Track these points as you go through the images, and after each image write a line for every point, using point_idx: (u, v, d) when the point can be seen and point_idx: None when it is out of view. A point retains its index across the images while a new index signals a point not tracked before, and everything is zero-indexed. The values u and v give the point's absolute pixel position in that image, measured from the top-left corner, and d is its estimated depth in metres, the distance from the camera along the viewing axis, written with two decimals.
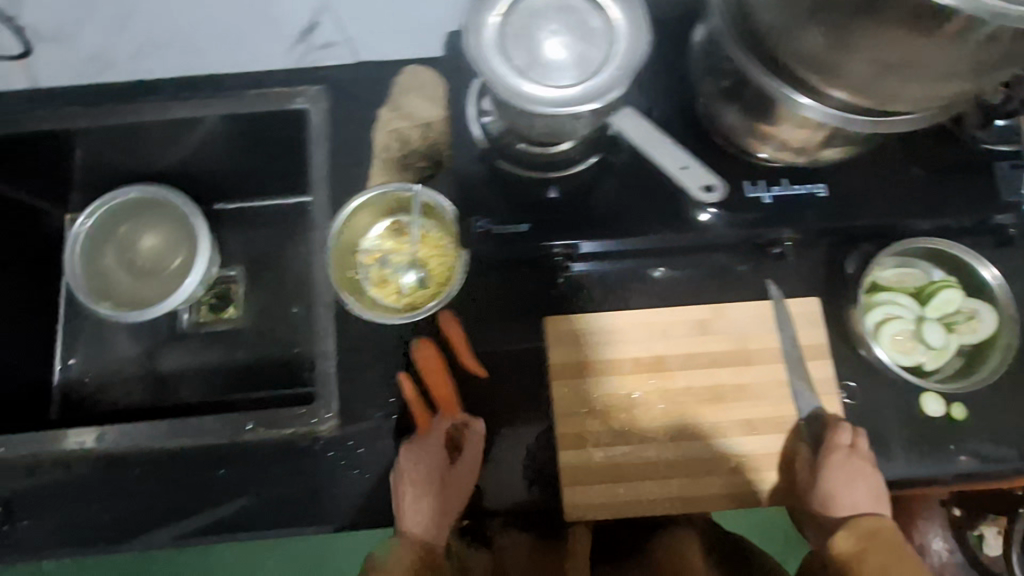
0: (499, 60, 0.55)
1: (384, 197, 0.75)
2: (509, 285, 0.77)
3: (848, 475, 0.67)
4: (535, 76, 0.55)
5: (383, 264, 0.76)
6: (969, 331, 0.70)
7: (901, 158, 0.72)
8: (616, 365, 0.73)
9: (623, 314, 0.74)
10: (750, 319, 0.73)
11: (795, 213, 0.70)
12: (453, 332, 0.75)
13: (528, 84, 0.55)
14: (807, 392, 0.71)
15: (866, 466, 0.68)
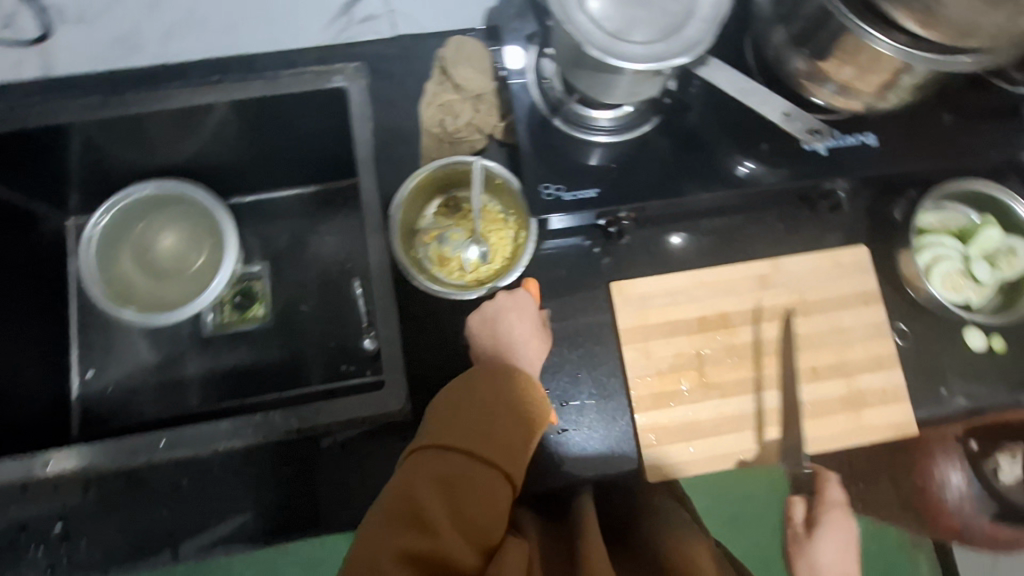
0: (582, 15, 0.56)
1: (444, 172, 0.73)
2: (566, 257, 0.78)
3: (834, 546, 0.69)
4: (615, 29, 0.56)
5: (444, 242, 0.74)
6: (1011, 266, 0.73)
7: (935, 112, 0.76)
8: (683, 326, 0.74)
9: (686, 275, 0.75)
10: (804, 272, 0.76)
11: (848, 162, 0.72)
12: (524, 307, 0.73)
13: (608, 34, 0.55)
14: (864, 335, 0.75)
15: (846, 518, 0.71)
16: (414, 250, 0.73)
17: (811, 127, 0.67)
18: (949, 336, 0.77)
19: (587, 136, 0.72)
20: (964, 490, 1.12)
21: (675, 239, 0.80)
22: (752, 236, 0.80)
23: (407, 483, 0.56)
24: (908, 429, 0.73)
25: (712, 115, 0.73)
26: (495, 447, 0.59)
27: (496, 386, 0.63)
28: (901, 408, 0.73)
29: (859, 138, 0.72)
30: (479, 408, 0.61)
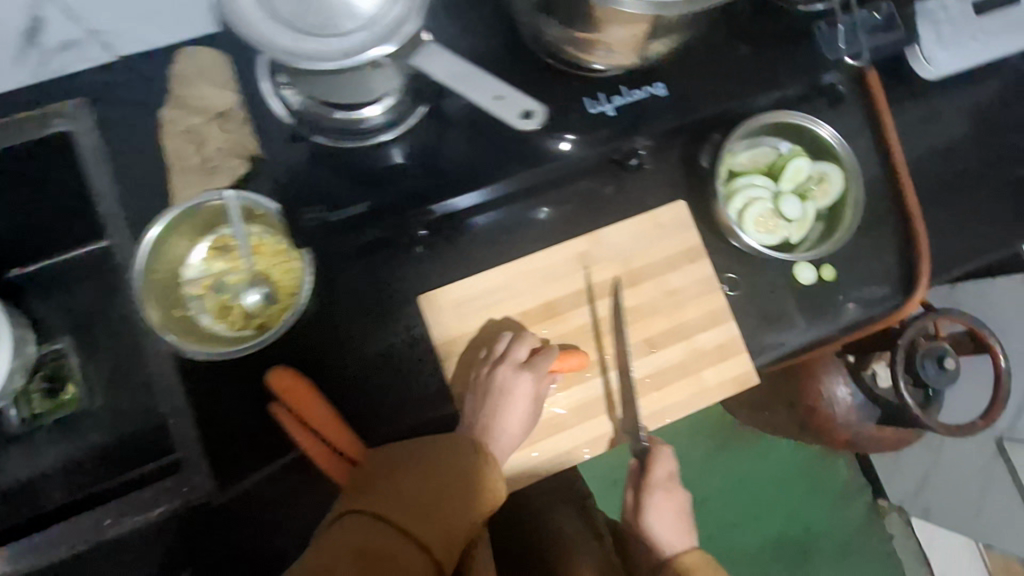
0: (254, 14, 0.45)
1: (194, 214, 0.64)
2: (369, 273, 0.71)
3: (660, 517, 0.73)
4: (298, 30, 0.46)
5: (219, 291, 0.67)
6: (821, 195, 0.72)
7: (735, 47, 0.70)
8: (506, 325, 0.69)
9: (497, 272, 0.69)
10: (625, 240, 0.71)
11: (642, 118, 0.67)
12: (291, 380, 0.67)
13: (291, 38, 0.46)
14: (694, 294, 0.72)
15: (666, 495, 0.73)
16: (183, 309, 0.65)
17: (518, 111, 0.50)
18: (781, 275, 0.75)
19: (364, 141, 0.62)
20: (848, 401, 1.15)
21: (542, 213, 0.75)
22: (568, 209, 0.75)
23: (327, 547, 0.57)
24: (749, 380, 0.71)
25: None
26: (433, 524, 0.61)
27: (466, 471, 0.64)
28: (739, 359, 0.71)
29: (648, 90, 0.67)
30: (423, 487, 0.63)
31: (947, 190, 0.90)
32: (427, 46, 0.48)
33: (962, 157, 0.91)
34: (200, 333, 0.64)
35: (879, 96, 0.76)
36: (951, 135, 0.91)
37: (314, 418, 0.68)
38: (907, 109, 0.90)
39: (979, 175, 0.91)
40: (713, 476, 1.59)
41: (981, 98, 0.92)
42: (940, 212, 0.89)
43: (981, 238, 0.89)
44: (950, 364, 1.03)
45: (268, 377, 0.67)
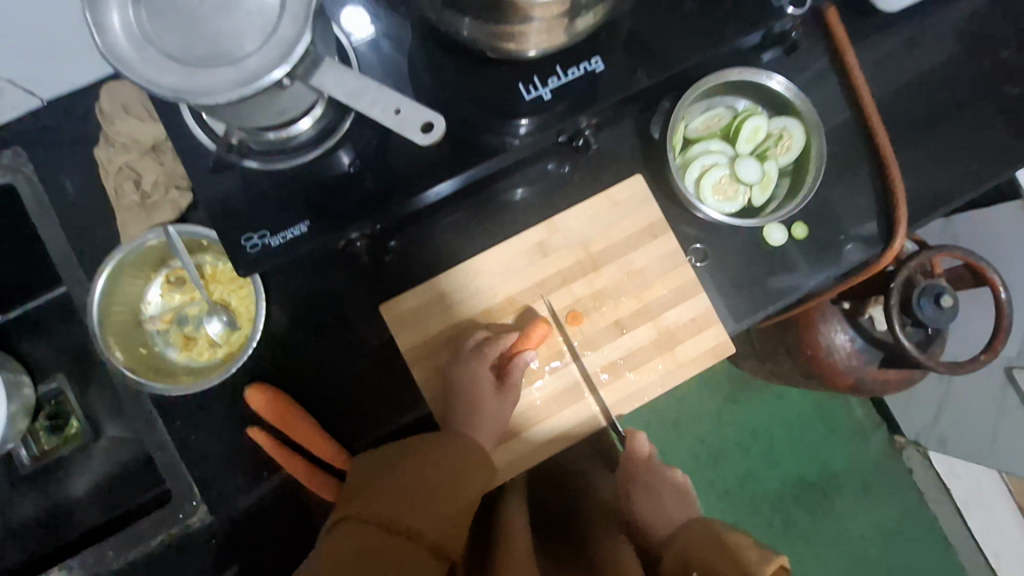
0: (140, 60, 0.44)
1: (145, 251, 0.64)
2: (326, 285, 0.68)
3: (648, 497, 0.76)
4: (187, 68, 0.45)
5: (181, 324, 0.67)
6: (782, 153, 0.69)
7: (675, 5, 0.66)
8: (471, 324, 0.68)
9: (456, 272, 0.68)
10: (584, 224, 0.70)
11: (583, 96, 0.64)
12: (268, 400, 0.64)
13: (181, 77, 0.45)
14: (661, 270, 0.70)
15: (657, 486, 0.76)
16: (147, 346, 0.66)
17: (421, 122, 0.47)
18: (749, 239, 0.73)
19: (300, 159, 0.60)
20: (849, 347, 1.11)
21: (518, 193, 0.73)
22: (524, 197, 0.73)
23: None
24: (724, 350, 0.70)
25: (422, 89, 0.64)
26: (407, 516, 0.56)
27: (460, 463, 0.61)
28: (713, 331, 0.70)
29: (586, 67, 0.64)
30: (416, 483, 0.59)
31: (927, 123, 0.85)
32: (327, 62, 0.46)
33: (942, 82, 0.85)
34: (167, 369, 0.65)
35: (839, 35, 0.73)
36: (930, 59, 0.85)
37: (296, 433, 0.65)
38: (877, 42, 0.85)
39: (962, 99, 0.85)
40: (726, 429, 1.60)
41: (959, 14, 0.86)
42: (924, 144, 0.85)
43: (972, 166, 0.84)
44: (948, 302, 0.99)
45: (246, 398, 0.65)
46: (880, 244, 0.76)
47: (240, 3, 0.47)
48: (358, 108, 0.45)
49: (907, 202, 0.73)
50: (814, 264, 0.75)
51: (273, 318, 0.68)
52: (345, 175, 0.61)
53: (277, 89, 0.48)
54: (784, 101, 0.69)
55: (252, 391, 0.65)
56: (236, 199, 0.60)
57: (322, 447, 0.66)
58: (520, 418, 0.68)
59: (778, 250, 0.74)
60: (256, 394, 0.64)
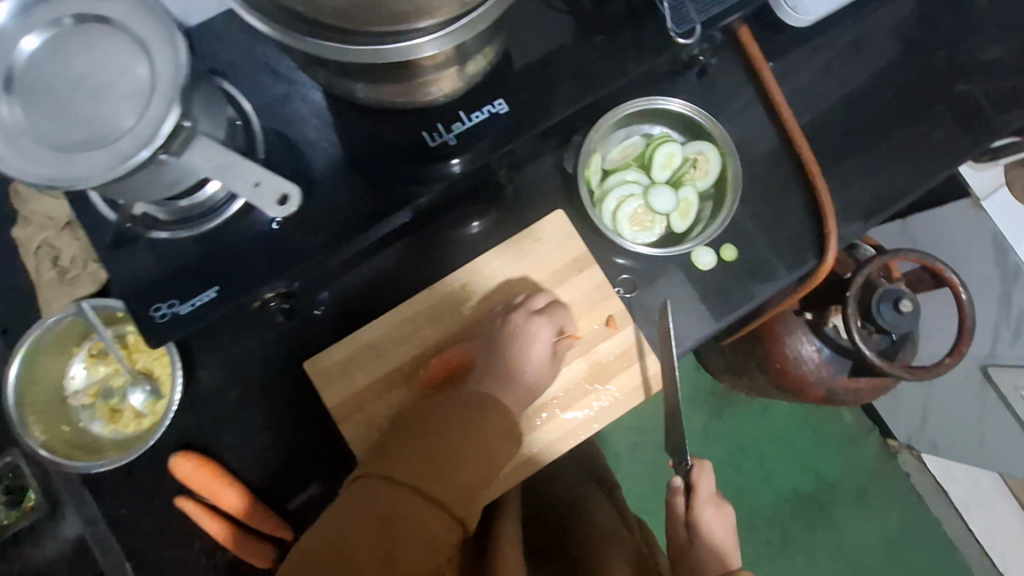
0: (15, 154, 0.45)
1: (65, 327, 0.65)
2: (252, 349, 0.68)
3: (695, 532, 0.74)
4: (62, 156, 0.45)
5: (106, 397, 0.66)
6: (699, 177, 0.68)
7: (578, 44, 0.66)
8: (398, 375, 0.67)
9: (378, 324, 0.67)
10: (505, 264, 0.69)
11: (491, 138, 0.64)
12: (193, 473, 0.63)
13: (56, 166, 0.45)
14: (591, 303, 0.69)
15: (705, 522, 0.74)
16: (71, 424, 0.65)
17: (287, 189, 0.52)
18: (676, 264, 0.72)
19: (212, 223, 0.60)
20: (817, 358, 1.09)
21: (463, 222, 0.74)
22: (450, 241, 0.73)
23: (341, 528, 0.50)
24: (660, 381, 0.68)
25: (332, 145, 0.64)
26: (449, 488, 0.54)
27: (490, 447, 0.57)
28: (647, 362, 0.68)
29: (489, 109, 0.64)
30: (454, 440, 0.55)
31: (858, 132, 0.84)
32: (196, 141, 0.48)
33: (877, 89, 0.85)
34: (93, 445, 0.64)
35: (754, 54, 0.73)
36: (865, 68, 0.85)
37: (223, 500, 0.63)
38: (799, 56, 0.84)
39: (900, 104, 0.85)
40: (714, 447, 1.56)
41: (892, 21, 0.86)
42: (862, 152, 0.84)
43: (912, 171, 0.83)
44: (908, 306, 0.97)
45: (171, 467, 0.64)
46: (813, 256, 0.75)
47: (118, 83, 0.47)
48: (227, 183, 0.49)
49: (836, 216, 0.71)
50: (748, 283, 0.73)
51: (200, 382, 0.67)
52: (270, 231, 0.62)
53: (158, 167, 0.48)
54: (698, 125, 0.69)
55: (175, 466, 0.63)
56: (143, 269, 0.60)
57: (251, 511, 0.64)
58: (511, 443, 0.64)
59: (709, 273, 0.73)
60: (178, 468, 0.63)
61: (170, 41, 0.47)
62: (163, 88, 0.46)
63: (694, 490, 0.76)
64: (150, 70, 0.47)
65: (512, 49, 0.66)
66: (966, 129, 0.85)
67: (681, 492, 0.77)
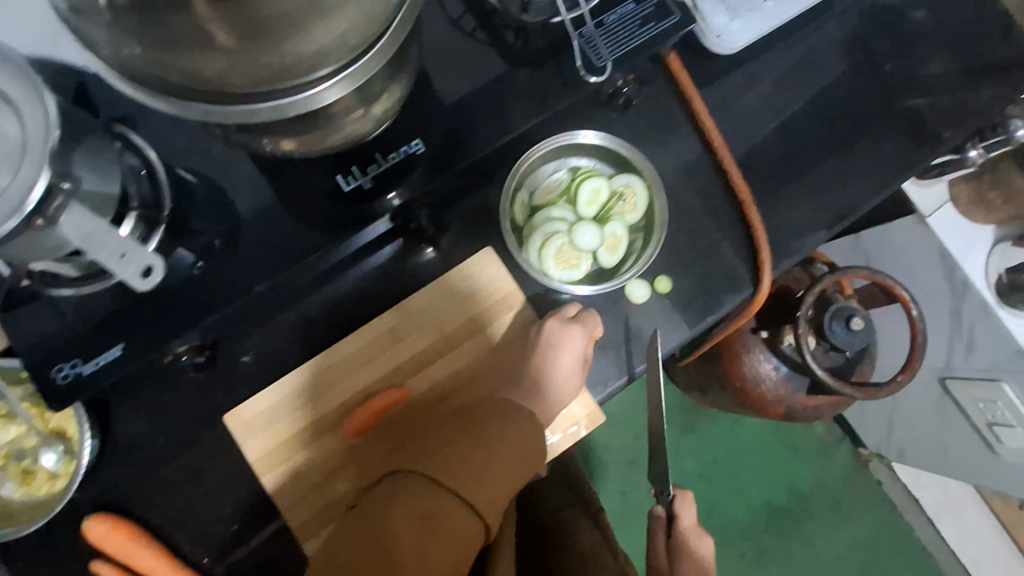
0: None
1: None
2: (172, 400, 0.66)
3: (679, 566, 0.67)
4: None
5: (17, 458, 0.64)
6: (626, 212, 0.68)
7: (497, 80, 0.65)
8: (324, 423, 0.65)
9: (301, 371, 0.65)
10: (433, 304, 0.67)
11: (409, 178, 0.63)
12: (105, 538, 0.60)
13: None
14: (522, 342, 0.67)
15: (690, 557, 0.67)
16: None
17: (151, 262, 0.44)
18: (610, 298, 0.70)
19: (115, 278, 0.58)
20: (775, 376, 1.08)
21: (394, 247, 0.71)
22: (379, 280, 0.71)
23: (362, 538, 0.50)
24: (595, 419, 0.67)
25: (244, 190, 0.62)
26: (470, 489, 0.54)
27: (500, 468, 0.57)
28: (580, 400, 0.67)
29: (406, 150, 0.62)
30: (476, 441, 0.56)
31: (802, 152, 0.82)
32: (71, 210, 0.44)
33: (823, 109, 0.83)
34: (3, 510, 0.62)
35: (684, 82, 0.72)
36: (809, 87, 0.83)
37: (139, 563, 0.61)
38: (740, 77, 0.82)
39: (846, 123, 0.83)
40: (686, 461, 1.55)
41: (836, 39, 0.85)
42: (809, 173, 0.82)
43: (859, 192, 0.81)
44: (858, 323, 0.97)
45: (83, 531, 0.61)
46: (749, 283, 0.73)
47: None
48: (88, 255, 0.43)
49: (768, 244, 0.70)
50: (686, 315, 0.72)
51: (118, 438, 0.65)
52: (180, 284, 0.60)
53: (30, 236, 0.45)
54: (624, 160, 0.70)
55: (88, 530, 0.60)
56: (46, 328, 0.58)
57: (170, 573, 0.61)
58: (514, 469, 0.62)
59: (644, 306, 0.71)
60: (88, 534, 0.60)
61: (37, 102, 0.45)
62: (33, 148, 0.44)
63: (675, 520, 0.70)
64: (19, 131, 0.45)
65: (431, 87, 0.65)
66: (914, 147, 0.83)
67: (661, 525, 0.71)
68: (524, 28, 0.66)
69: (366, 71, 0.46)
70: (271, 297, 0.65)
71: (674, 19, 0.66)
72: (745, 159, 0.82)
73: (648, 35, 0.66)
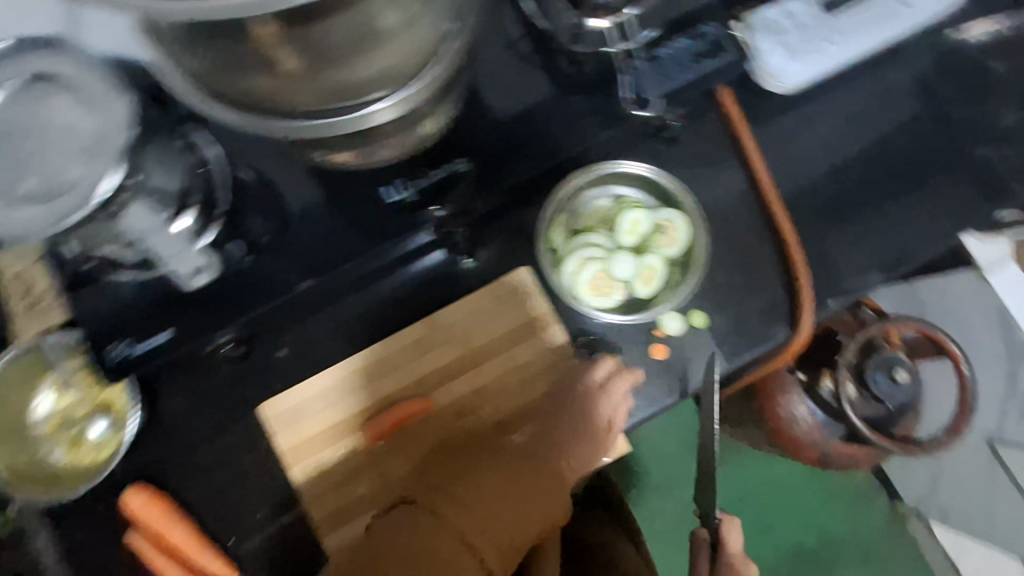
0: None
1: (32, 358, 0.67)
2: (209, 386, 0.69)
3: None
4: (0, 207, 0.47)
5: (66, 427, 0.68)
6: (665, 245, 0.67)
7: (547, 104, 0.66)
8: (350, 424, 0.66)
9: (331, 372, 0.67)
10: (465, 318, 0.68)
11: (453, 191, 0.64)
12: (143, 511, 0.65)
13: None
14: (549, 363, 0.67)
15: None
16: (34, 452, 0.68)
17: None
18: (642, 327, 0.69)
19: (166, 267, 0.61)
20: (810, 420, 1.04)
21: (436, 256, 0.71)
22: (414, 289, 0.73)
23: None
24: (616, 447, 0.67)
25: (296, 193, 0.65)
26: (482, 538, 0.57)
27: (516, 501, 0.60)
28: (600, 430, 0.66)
29: (451, 167, 0.63)
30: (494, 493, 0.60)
31: (863, 193, 0.79)
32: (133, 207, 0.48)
33: (883, 153, 0.80)
34: (52, 474, 0.66)
35: (735, 118, 0.71)
36: (871, 131, 0.81)
37: (170, 538, 0.65)
38: (799, 115, 0.80)
39: (907, 170, 0.80)
40: None
41: (903, 83, 0.82)
42: (864, 218, 0.79)
43: (916, 241, 0.78)
44: (904, 376, 0.94)
45: (122, 502, 0.65)
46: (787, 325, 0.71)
47: (50, 140, 0.49)
48: None
49: (810, 287, 0.68)
50: (719, 353, 0.70)
51: (158, 417, 0.68)
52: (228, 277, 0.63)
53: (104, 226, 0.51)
54: (668, 197, 0.69)
55: (131, 501, 0.65)
56: (104, 308, 0.61)
57: (197, 551, 0.65)
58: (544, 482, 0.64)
59: (676, 340, 0.70)
60: (128, 506, 0.65)
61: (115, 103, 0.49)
62: (108, 141, 0.48)
63: (722, 546, 0.66)
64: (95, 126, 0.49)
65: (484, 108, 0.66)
66: (980, 200, 0.79)
67: (704, 547, 0.68)
68: (579, 56, 0.67)
69: (407, 101, 0.49)
70: (310, 297, 0.67)
71: (728, 57, 0.67)
72: (796, 198, 0.80)
73: (704, 70, 0.66)
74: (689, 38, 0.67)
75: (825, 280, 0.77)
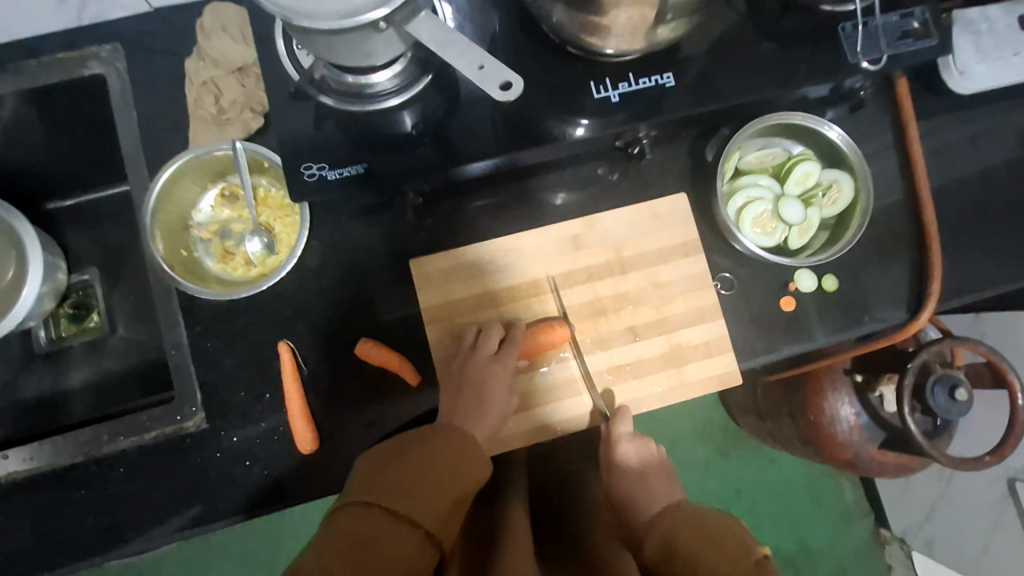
0: None
1: (212, 161, 0.70)
2: (369, 234, 0.72)
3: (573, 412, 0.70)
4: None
5: (223, 236, 0.73)
6: (827, 205, 0.71)
7: (745, 41, 0.68)
8: (489, 297, 0.71)
9: (481, 246, 0.70)
10: (619, 227, 0.71)
11: (646, 106, 0.66)
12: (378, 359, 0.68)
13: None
14: (688, 289, 0.71)
15: (645, 462, 0.69)
16: (186, 249, 0.71)
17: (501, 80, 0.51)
18: (777, 276, 0.73)
19: (381, 106, 0.64)
20: (853, 421, 0.98)
21: (502, 212, 0.74)
22: (570, 193, 0.75)
23: (373, 466, 0.59)
24: (732, 379, 0.70)
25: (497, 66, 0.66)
26: (416, 504, 0.56)
27: (499, 415, 0.66)
28: (726, 358, 0.71)
29: (657, 79, 0.66)
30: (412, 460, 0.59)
31: (999, 207, 0.79)
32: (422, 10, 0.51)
33: None
34: (201, 272, 0.70)
35: (906, 109, 0.74)
36: None
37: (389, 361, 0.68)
38: (967, 116, 0.80)
39: None
40: (729, 486, 1.38)
41: None
42: (1008, 230, 0.78)
43: None
44: (965, 394, 0.86)
45: (359, 349, 0.68)
46: (908, 312, 0.75)
47: None
48: (446, 59, 0.50)
49: (942, 280, 0.72)
50: (840, 316, 0.74)
51: (318, 248, 0.72)
52: (406, 134, 0.65)
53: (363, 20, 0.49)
54: (841, 155, 0.71)
55: (529, 335, 0.67)
56: (305, 131, 0.64)
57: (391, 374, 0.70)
58: (530, 435, 0.69)
59: (803, 297, 0.73)
60: (364, 356, 0.68)
61: None
62: None
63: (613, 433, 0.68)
64: None
65: (691, 35, 0.67)
66: None
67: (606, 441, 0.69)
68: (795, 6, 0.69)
69: None
70: (471, 178, 0.70)
71: (932, 44, 0.68)
72: (943, 193, 0.79)
73: (907, 48, 0.68)
74: (896, 15, 0.68)
75: (948, 284, 0.77)
